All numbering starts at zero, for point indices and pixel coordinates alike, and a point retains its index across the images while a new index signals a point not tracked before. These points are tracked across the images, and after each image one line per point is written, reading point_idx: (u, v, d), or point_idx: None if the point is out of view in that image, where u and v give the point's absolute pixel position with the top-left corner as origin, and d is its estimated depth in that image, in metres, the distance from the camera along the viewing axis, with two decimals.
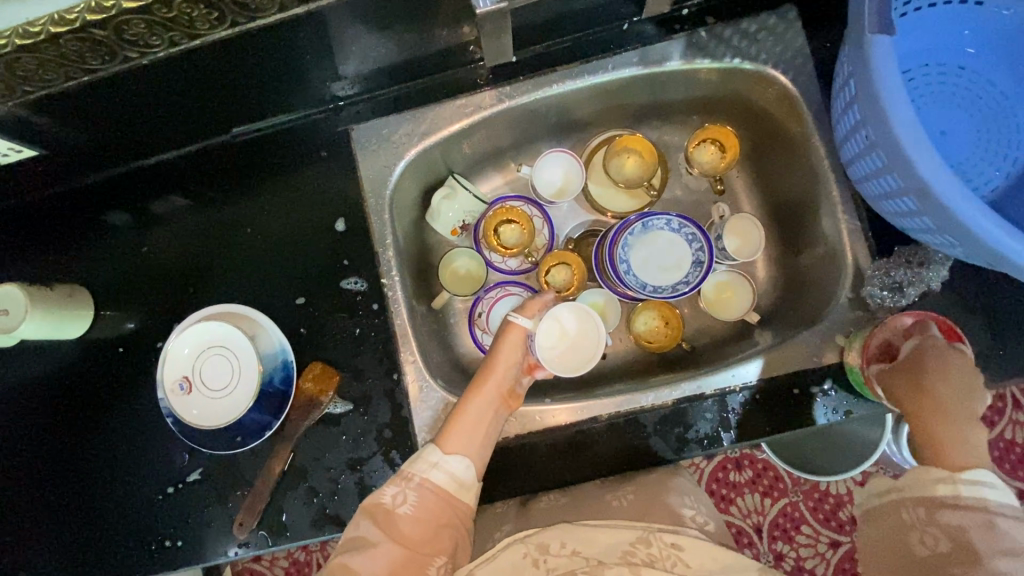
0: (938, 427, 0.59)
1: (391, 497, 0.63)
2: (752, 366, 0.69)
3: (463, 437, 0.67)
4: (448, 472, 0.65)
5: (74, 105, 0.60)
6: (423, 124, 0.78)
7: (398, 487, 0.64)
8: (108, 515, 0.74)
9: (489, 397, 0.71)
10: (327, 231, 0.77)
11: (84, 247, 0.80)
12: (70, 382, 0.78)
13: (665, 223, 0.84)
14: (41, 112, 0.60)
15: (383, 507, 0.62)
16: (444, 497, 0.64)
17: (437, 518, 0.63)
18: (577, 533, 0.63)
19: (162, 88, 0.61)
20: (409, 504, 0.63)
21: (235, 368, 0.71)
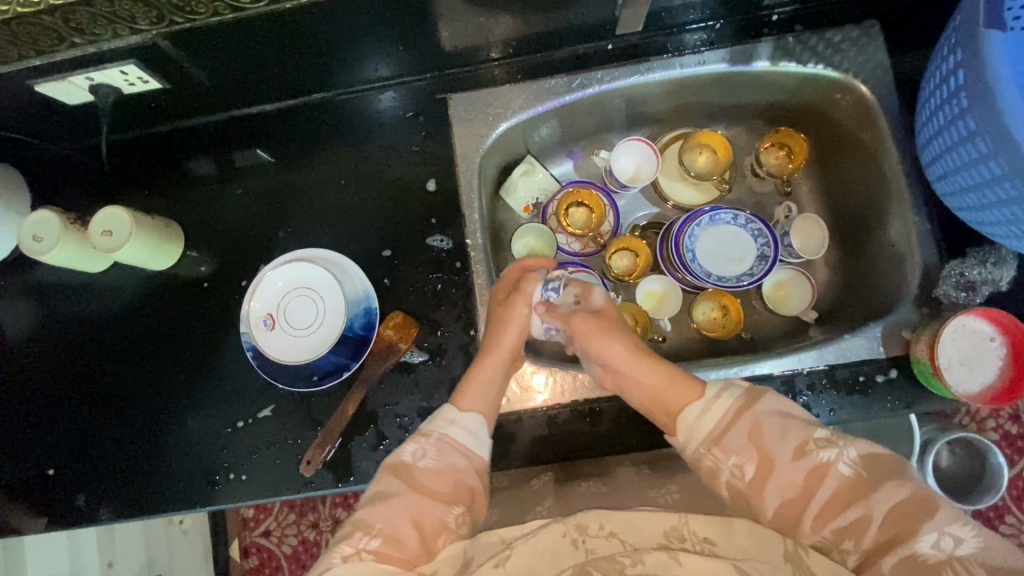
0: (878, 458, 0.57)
1: (412, 454, 0.63)
2: (811, 353, 0.71)
3: (479, 394, 0.68)
4: (463, 427, 0.65)
5: (210, 41, 0.64)
6: (516, 100, 0.82)
7: (416, 443, 0.64)
8: (176, 442, 0.76)
9: (501, 357, 0.71)
10: (417, 190, 0.81)
11: (177, 186, 0.84)
12: (150, 311, 0.81)
13: (732, 218, 0.87)
14: (179, 45, 0.64)
15: (393, 456, 0.63)
16: (459, 448, 0.64)
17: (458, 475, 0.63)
18: (618, 516, 0.61)
19: (296, 33, 0.65)
20: (428, 458, 0.63)
21: (320, 310, 0.76)
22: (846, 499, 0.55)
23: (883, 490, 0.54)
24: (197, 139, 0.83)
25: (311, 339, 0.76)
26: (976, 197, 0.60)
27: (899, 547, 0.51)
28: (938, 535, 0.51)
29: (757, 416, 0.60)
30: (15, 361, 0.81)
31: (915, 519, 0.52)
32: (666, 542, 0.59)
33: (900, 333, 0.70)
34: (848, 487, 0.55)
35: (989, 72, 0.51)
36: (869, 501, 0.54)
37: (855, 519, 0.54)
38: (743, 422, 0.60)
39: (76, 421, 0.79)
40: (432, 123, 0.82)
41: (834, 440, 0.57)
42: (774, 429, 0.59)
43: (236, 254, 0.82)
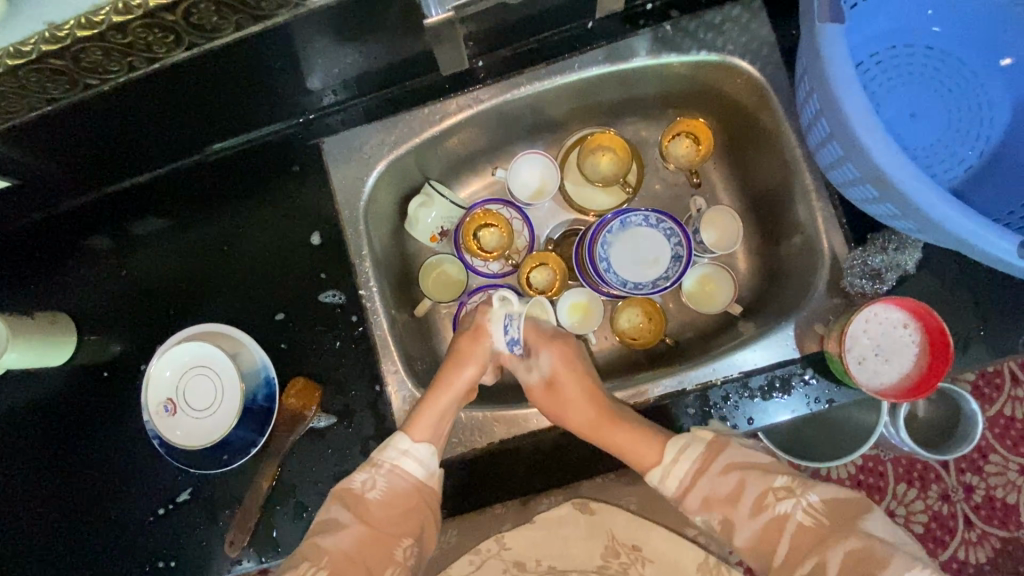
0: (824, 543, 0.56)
1: (362, 483, 0.66)
2: (747, 354, 0.68)
3: (431, 422, 0.68)
4: (416, 459, 0.67)
5: (54, 138, 0.62)
6: (394, 133, 0.77)
7: (366, 473, 0.66)
8: (101, 538, 0.75)
9: (456, 392, 0.70)
10: (304, 245, 0.77)
11: (66, 275, 0.81)
12: (50, 408, 0.78)
13: (642, 219, 0.83)
14: (17, 146, 0.61)
15: (350, 491, 0.65)
16: (410, 479, 0.67)
17: (406, 503, 0.66)
18: (552, 547, 0.68)
19: (139, 112, 0.62)
20: (377, 489, 0.66)
21: (219, 388, 0.73)
22: (808, 545, 0.57)
23: (840, 539, 0.55)
24: (71, 223, 0.79)
25: (215, 416, 0.73)
26: (872, 204, 0.58)
27: None
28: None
29: (724, 464, 0.63)
30: None
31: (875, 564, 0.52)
32: (603, 562, 0.68)
33: (813, 329, 0.67)
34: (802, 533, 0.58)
35: (834, 96, 0.51)
36: (826, 550, 0.55)
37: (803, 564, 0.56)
38: (715, 466, 0.63)
39: None
40: (312, 171, 0.79)
41: (794, 488, 0.60)
42: (728, 487, 0.63)
43: (139, 337, 0.80)
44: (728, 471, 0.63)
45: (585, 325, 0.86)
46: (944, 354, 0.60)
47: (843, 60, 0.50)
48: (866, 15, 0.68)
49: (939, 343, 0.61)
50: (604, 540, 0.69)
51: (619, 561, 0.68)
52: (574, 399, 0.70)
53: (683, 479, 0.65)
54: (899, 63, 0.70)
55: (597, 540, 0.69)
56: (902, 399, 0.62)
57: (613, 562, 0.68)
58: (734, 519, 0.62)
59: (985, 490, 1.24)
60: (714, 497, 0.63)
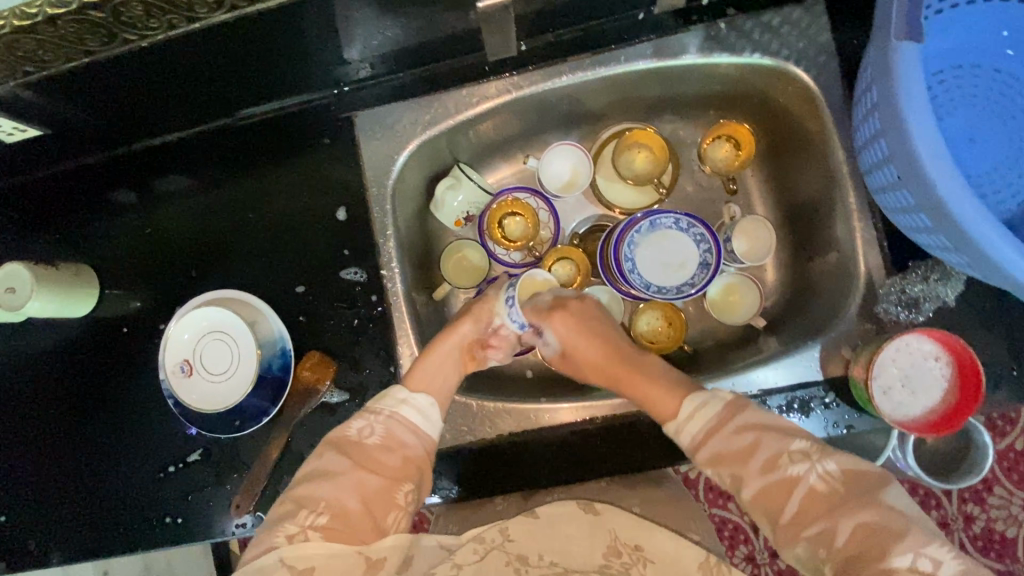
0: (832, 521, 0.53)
1: (358, 431, 0.65)
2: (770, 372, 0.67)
3: (428, 376, 0.70)
4: (415, 407, 0.68)
5: (89, 90, 0.61)
6: (428, 113, 0.76)
7: (365, 421, 0.65)
8: (111, 488, 0.77)
9: (451, 347, 0.73)
10: (329, 219, 0.76)
11: (91, 226, 0.81)
12: (71, 357, 0.79)
13: (673, 222, 0.81)
14: (52, 96, 0.60)
15: (349, 441, 0.64)
16: (410, 428, 0.66)
17: (404, 452, 0.64)
18: (555, 540, 0.62)
19: (175, 71, 0.61)
20: (375, 436, 0.64)
21: (235, 354, 0.73)
22: (819, 510, 0.54)
23: (851, 508, 0.52)
24: (94, 176, 0.79)
25: (229, 381, 0.73)
26: (920, 233, 0.57)
27: (866, 564, 0.50)
28: (915, 556, 0.48)
29: (738, 424, 0.61)
30: None
31: (890, 537, 0.50)
32: (606, 563, 0.61)
33: (840, 352, 0.66)
34: (816, 500, 0.55)
35: (900, 115, 0.49)
36: (838, 517, 0.53)
37: (818, 523, 0.53)
38: (730, 426, 0.62)
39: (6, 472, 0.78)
40: (342, 144, 0.77)
41: (810, 454, 0.57)
42: (744, 441, 0.60)
43: (159, 297, 0.80)
44: (738, 432, 0.61)
45: None
46: (973, 393, 0.59)
47: (914, 80, 0.48)
48: (934, 29, 0.65)
49: (970, 385, 0.59)
50: (606, 539, 0.62)
51: (622, 560, 0.61)
52: (575, 327, 0.75)
53: (695, 437, 0.63)
54: (962, 84, 0.67)
55: (599, 539, 0.62)
56: (920, 432, 0.62)
57: (615, 563, 0.61)
58: (744, 476, 0.59)
59: (984, 522, 1.23)
60: (726, 453, 0.60)
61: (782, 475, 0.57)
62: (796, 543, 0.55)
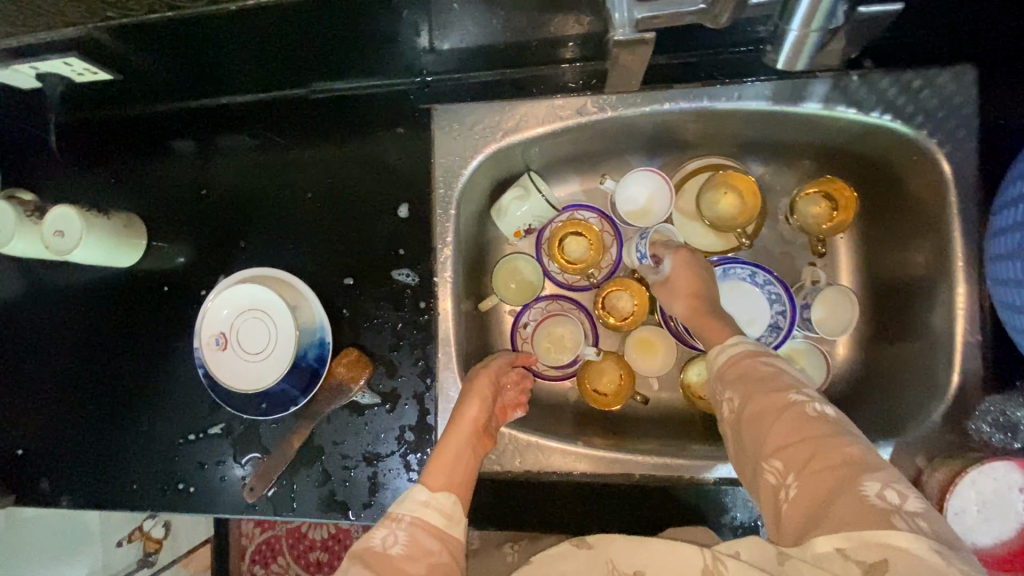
0: (807, 457, 0.47)
1: (381, 540, 0.53)
2: None
3: (444, 470, 0.60)
4: (437, 510, 0.56)
5: (164, 42, 0.57)
6: (510, 119, 0.68)
7: (387, 528, 0.54)
8: (130, 443, 0.76)
9: (464, 431, 0.63)
10: (389, 214, 0.72)
11: (145, 173, 0.79)
12: (111, 305, 0.78)
13: (747, 274, 0.76)
14: (126, 42, 0.56)
15: (372, 551, 0.52)
16: (433, 530, 0.55)
17: (430, 556, 0.52)
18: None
19: (258, 36, 0.56)
20: (399, 543, 0.53)
21: (271, 337, 0.70)
22: (795, 439, 0.49)
23: (831, 444, 0.47)
24: (161, 123, 0.77)
25: (262, 361, 0.70)
26: None
27: (836, 497, 0.44)
28: (881, 485, 0.43)
29: (761, 355, 0.57)
30: None
31: (861, 469, 0.45)
32: None
33: (913, 459, 0.60)
34: (803, 432, 0.49)
35: None
36: (817, 447, 0.47)
37: (800, 449, 0.48)
38: (755, 361, 0.57)
39: (37, 407, 0.79)
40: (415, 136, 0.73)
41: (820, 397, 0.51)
42: (769, 370, 0.55)
43: (201, 259, 0.77)
44: (763, 361, 0.56)
45: (653, 365, 0.80)
46: None
47: None
48: None
49: None
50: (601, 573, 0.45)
51: None
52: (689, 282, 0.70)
53: (727, 358, 0.59)
54: None
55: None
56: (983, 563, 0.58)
57: None
58: (750, 394, 0.54)
59: None
60: (747, 375, 0.56)
61: (780, 394, 0.52)
62: (770, 462, 0.49)
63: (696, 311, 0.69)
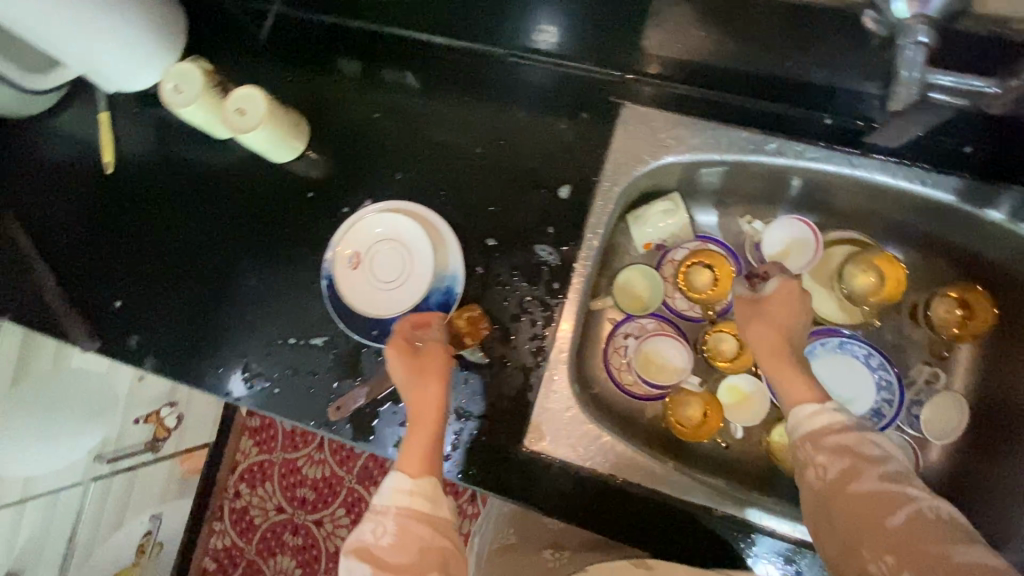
0: (907, 536, 0.48)
1: (371, 533, 0.55)
2: None
3: (426, 458, 0.59)
4: (422, 494, 0.56)
5: None
6: (696, 138, 0.70)
7: (373, 522, 0.55)
8: (227, 328, 0.77)
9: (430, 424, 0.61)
10: (547, 191, 0.72)
11: (323, 82, 0.81)
12: (254, 194, 0.80)
13: (863, 354, 0.76)
14: None
15: (365, 546, 0.54)
16: (423, 517, 0.55)
17: (423, 543, 0.54)
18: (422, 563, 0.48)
19: None
20: (387, 533, 0.54)
21: (405, 272, 0.72)
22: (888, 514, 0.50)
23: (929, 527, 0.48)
24: (359, 42, 0.80)
25: (386, 291, 0.72)
26: None
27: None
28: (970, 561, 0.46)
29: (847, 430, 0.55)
30: (120, 189, 0.84)
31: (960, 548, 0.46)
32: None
33: None
34: (877, 494, 0.51)
35: None
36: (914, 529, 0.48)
37: (879, 508, 0.50)
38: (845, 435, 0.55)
39: (151, 267, 0.81)
40: (594, 123, 0.72)
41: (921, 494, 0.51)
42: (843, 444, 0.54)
43: (348, 178, 0.78)
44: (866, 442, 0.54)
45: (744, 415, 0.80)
46: None
47: None
48: None
49: None
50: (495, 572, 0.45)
51: None
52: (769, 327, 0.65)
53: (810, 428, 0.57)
54: None
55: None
56: None
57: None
58: (850, 472, 0.53)
59: None
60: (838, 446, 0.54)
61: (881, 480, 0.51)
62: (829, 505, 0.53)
63: (784, 347, 0.63)
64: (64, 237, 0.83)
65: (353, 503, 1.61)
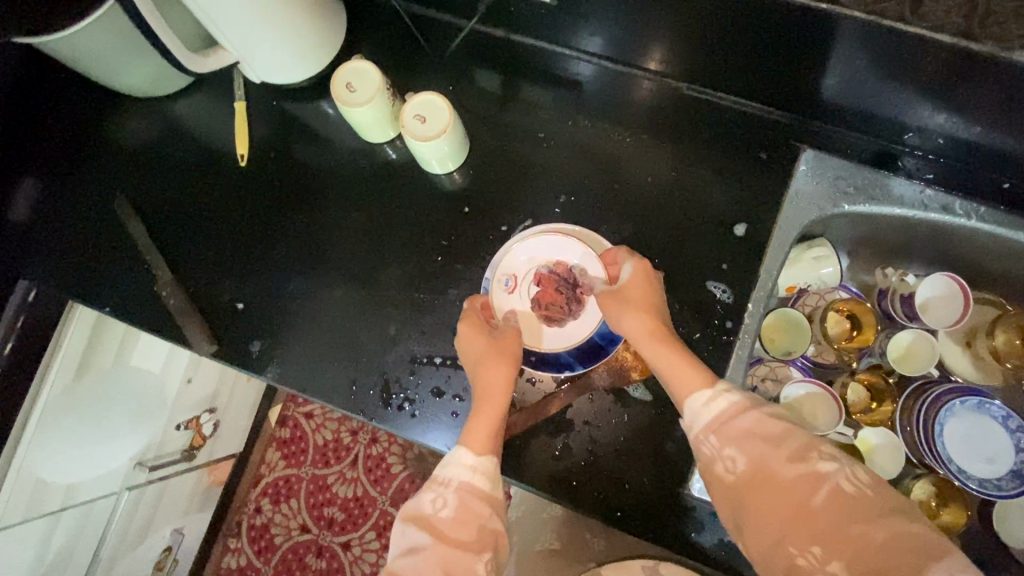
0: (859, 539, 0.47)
1: (430, 503, 0.61)
2: None
3: (483, 433, 0.63)
4: (476, 471, 0.62)
5: None
6: (873, 190, 0.72)
7: (434, 492, 0.61)
8: (363, 341, 0.73)
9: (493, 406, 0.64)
10: (722, 228, 0.71)
11: (483, 95, 0.78)
12: (399, 202, 0.76)
13: (1000, 415, 0.77)
14: None
15: (423, 515, 0.60)
16: (479, 495, 0.61)
17: (480, 521, 0.59)
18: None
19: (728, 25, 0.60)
20: (448, 507, 0.60)
21: (571, 300, 0.73)
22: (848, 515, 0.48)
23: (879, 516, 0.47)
24: (525, 60, 0.78)
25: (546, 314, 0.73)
26: None
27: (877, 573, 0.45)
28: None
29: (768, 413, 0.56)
30: (248, 184, 0.79)
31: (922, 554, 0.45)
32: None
33: None
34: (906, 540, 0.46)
35: None
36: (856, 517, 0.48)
37: (747, 456, 0.54)
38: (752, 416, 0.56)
39: (278, 270, 0.76)
40: (770, 166, 0.72)
41: (840, 457, 0.52)
42: (776, 431, 0.54)
43: (504, 196, 0.75)
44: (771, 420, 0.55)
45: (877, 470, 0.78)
46: None
47: None
48: None
49: None
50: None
51: None
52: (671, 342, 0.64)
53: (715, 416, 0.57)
54: None
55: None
56: None
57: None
58: (774, 460, 0.53)
59: None
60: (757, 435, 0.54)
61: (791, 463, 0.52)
62: (707, 439, 0.57)
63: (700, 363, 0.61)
64: (184, 230, 0.79)
65: (383, 526, 1.51)
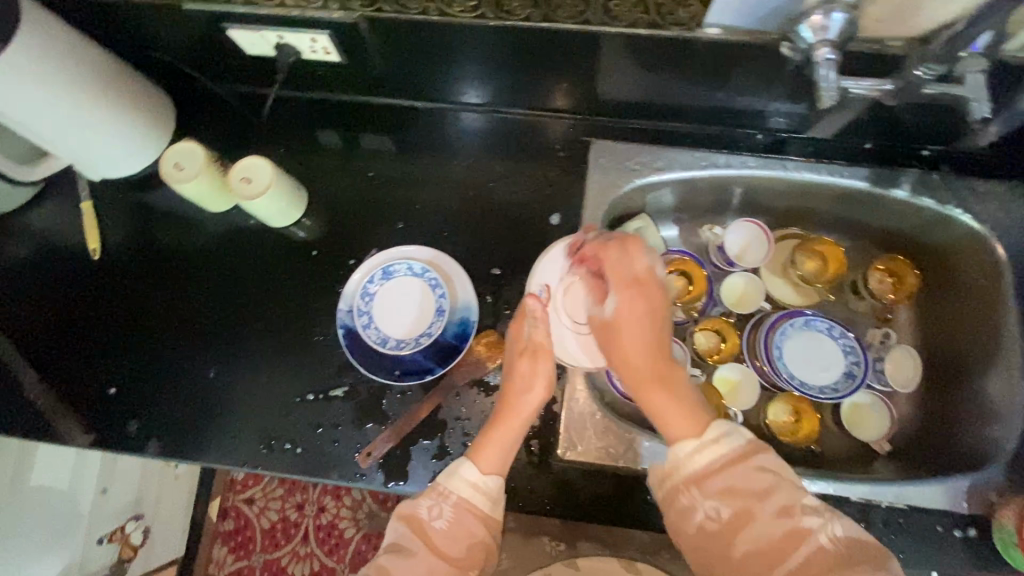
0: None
1: (428, 509, 0.59)
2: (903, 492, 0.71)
3: (498, 453, 0.62)
4: (482, 491, 0.60)
5: (409, 37, 0.69)
6: (661, 160, 0.82)
7: (434, 499, 0.59)
8: (240, 395, 0.76)
9: (517, 424, 0.64)
10: (540, 221, 0.81)
11: (315, 151, 0.87)
12: (253, 261, 0.82)
13: (826, 327, 0.87)
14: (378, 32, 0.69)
15: (418, 519, 0.58)
16: (477, 513, 0.59)
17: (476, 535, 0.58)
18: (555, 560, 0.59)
19: (490, 54, 0.72)
20: (444, 518, 0.58)
21: (422, 312, 0.78)
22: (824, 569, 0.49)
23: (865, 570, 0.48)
24: (342, 115, 0.87)
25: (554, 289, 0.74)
26: None
27: None
28: None
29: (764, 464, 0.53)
30: (107, 274, 0.82)
31: None
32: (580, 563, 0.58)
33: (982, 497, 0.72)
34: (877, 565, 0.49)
35: None
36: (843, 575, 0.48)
37: (732, 503, 0.52)
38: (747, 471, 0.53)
39: (148, 348, 0.79)
40: (571, 161, 0.83)
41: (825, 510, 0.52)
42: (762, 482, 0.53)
43: (348, 234, 0.82)
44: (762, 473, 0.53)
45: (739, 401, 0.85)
46: None
47: None
48: None
49: None
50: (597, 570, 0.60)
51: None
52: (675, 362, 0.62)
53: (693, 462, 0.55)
54: None
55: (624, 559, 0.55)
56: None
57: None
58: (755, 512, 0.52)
59: None
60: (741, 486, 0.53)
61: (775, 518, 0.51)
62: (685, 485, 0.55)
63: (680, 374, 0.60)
64: (49, 333, 0.81)
65: None
